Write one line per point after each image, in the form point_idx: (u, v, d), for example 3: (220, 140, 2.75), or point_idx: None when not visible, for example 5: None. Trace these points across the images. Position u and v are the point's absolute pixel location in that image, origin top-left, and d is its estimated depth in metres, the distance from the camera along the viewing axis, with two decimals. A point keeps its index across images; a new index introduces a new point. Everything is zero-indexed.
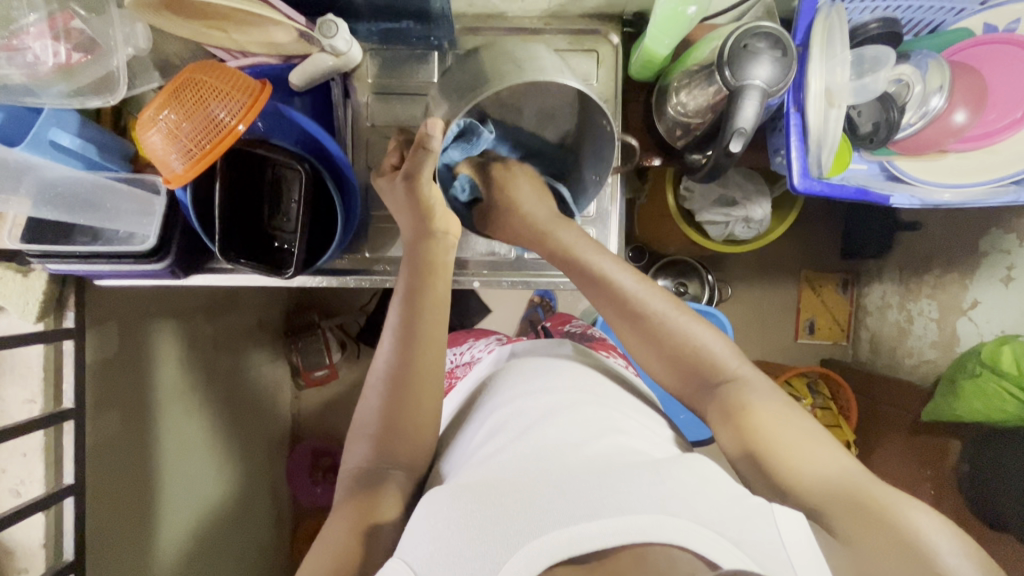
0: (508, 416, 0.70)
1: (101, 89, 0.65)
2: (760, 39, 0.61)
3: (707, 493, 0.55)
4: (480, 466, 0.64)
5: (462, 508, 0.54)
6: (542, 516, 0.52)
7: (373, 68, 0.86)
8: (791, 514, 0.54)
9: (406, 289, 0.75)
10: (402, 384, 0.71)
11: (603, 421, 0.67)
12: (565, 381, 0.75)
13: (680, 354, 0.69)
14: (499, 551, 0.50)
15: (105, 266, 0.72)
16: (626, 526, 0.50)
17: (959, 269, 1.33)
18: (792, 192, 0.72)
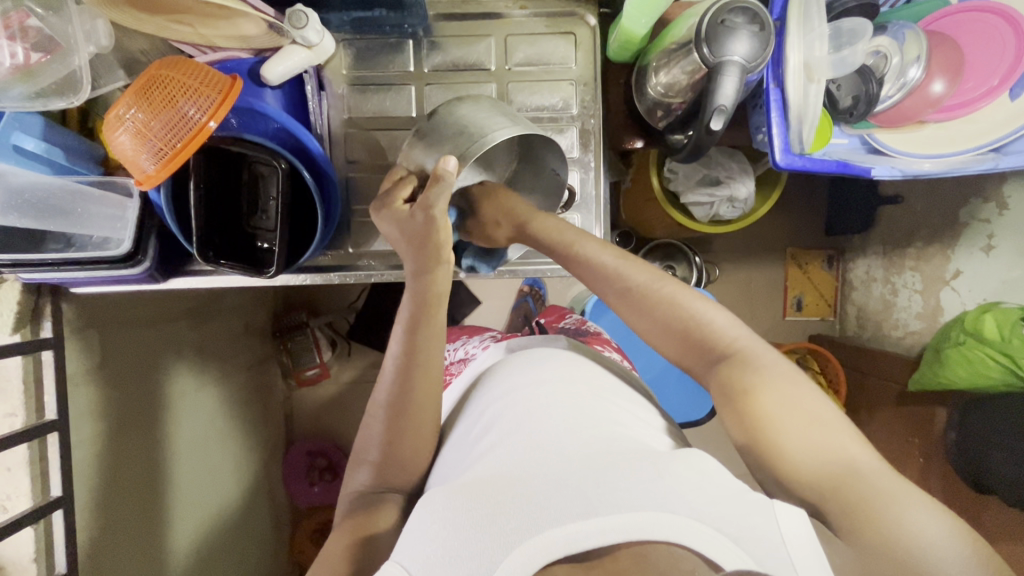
0: (504, 412, 0.69)
1: (64, 90, 0.62)
2: (737, 15, 0.60)
3: (707, 488, 0.55)
4: (475, 464, 0.63)
5: (457, 509, 0.54)
6: (541, 512, 0.52)
7: (347, 59, 0.84)
8: (792, 510, 0.54)
9: (406, 321, 0.71)
10: (401, 400, 0.70)
11: (600, 417, 0.67)
12: (559, 377, 0.74)
13: (678, 328, 0.69)
14: (495, 550, 0.50)
15: (80, 273, 0.70)
16: (622, 525, 0.50)
17: (941, 240, 1.34)
18: (774, 169, 0.71)
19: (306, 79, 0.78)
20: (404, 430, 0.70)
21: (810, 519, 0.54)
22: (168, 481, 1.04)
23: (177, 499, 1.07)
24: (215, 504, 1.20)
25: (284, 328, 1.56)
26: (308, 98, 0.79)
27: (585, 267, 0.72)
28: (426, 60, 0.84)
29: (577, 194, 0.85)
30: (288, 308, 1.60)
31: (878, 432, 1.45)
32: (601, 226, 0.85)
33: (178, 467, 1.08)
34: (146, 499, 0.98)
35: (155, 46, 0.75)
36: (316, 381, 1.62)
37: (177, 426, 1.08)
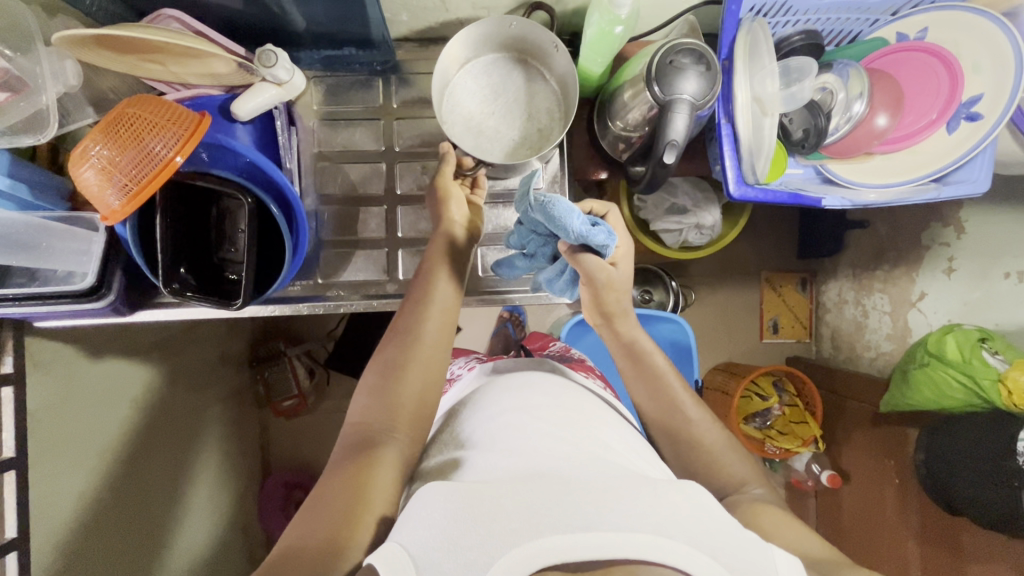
0: (501, 426, 0.69)
1: (31, 126, 0.63)
2: (686, 55, 0.63)
3: (705, 518, 0.54)
4: (470, 473, 0.62)
5: (455, 510, 0.53)
6: (541, 519, 0.51)
7: (318, 95, 0.86)
8: (790, 560, 0.54)
9: (401, 319, 0.72)
10: (397, 363, 0.69)
11: (594, 444, 0.66)
12: (555, 401, 0.74)
13: (693, 448, 0.77)
14: (494, 545, 0.49)
15: (42, 308, 0.69)
16: (617, 542, 0.49)
17: (906, 263, 1.39)
18: (729, 199, 0.74)
19: (275, 115, 0.80)
20: (404, 396, 0.68)
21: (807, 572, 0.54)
22: (141, 517, 1.01)
23: (151, 537, 1.03)
24: (188, 542, 1.15)
25: (260, 357, 1.56)
26: (277, 134, 0.79)
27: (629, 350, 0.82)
28: (396, 94, 0.86)
29: None
30: (267, 337, 1.60)
31: (857, 453, 1.46)
32: None
33: (149, 502, 1.04)
34: (117, 535, 0.94)
35: (125, 82, 0.77)
36: (292, 412, 1.60)
37: (151, 459, 1.05)
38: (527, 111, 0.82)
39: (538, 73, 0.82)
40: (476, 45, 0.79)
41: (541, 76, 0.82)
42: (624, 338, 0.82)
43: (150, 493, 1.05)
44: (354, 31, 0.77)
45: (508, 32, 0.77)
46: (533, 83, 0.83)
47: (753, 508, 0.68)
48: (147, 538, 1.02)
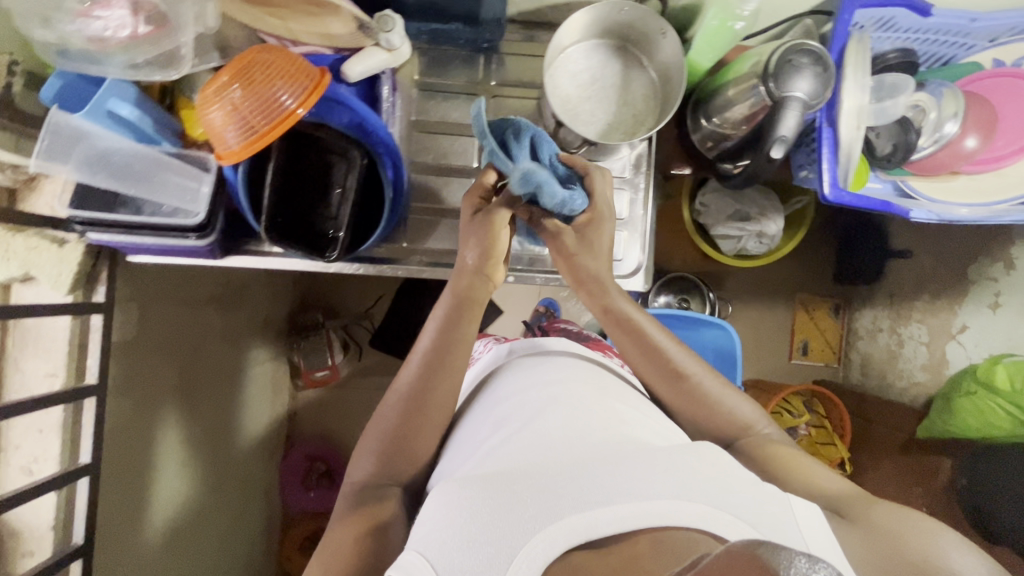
0: (515, 411, 0.71)
1: (166, 63, 0.65)
2: (804, 55, 0.65)
3: (721, 487, 0.56)
4: (488, 461, 0.64)
5: (473, 503, 0.53)
6: (558, 504, 0.53)
7: (419, 66, 0.88)
8: (806, 504, 0.56)
9: (445, 317, 0.75)
10: (414, 403, 0.72)
11: (600, 421, 0.67)
12: (563, 382, 0.75)
13: (701, 409, 0.76)
14: (514, 537, 0.50)
15: (153, 239, 0.72)
16: (633, 515, 0.51)
17: (949, 295, 1.40)
18: (822, 202, 0.74)
19: (382, 80, 0.82)
20: (426, 417, 0.72)
21: (821, 512, 0.56)
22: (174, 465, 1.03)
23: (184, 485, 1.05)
24: (210, 495, 1.16)
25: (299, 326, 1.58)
26: (383, 98, 0.82)
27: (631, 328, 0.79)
28: (494, 74, 0.89)
29: (624, 214, 0.89)
30: (305, 308, 1.63)
31: (882, 479, 1.43)
32: (648, 242, 0.89)
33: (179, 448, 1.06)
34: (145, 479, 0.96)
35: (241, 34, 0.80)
36: (325, 383, 1.61)
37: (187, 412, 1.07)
38: (620, 99, 0.86)
39: (637, 61, 0.85)
40: (584, 28, 0.82)
41: (640, 64, 0.85)
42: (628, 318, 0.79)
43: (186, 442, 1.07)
44: (464, 5, 0.80)
45: (619, 19, 0.80)
46: (630, 71, 0.86)
47: (761, 451, 0.71)
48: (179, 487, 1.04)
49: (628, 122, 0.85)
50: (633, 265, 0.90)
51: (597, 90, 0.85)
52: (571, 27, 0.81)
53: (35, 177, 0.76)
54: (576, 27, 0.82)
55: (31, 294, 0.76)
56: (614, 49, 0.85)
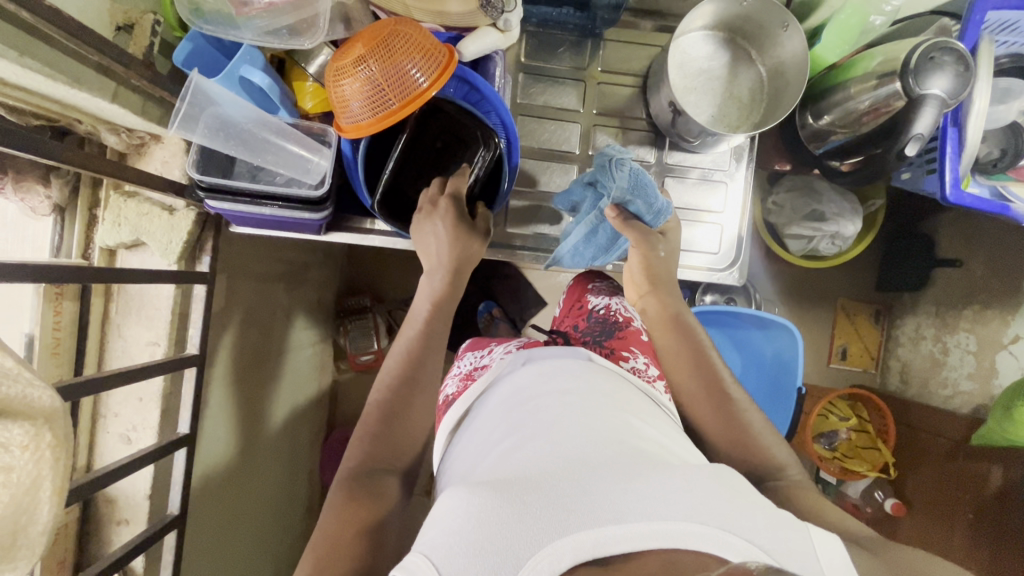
0: (527, 407, 0.62)
1: (302, 30, 0.65)
2: (946, 54, 0.65)
3: (744, 505, 0.47)
4: (491, 463, 0.55)
5: (478, 503, 0.46)
6: (566, 513, 0.45)
7: (526, 49, 0.88)
8: (829, 539, 0.47)
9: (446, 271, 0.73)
10: (404, 393, 0.68)
11: (619, 425, 0.58)
12: (578, 380, 0.66)
13: (738, 439, 0.68)
14: (519, 547, 0.43)
15: (273, 210, 0.71)
16: (651, 531, 0.43)
17: (1000, 306, 1.28)
18: (941, 203, 0.75)
19: (494, 60, 0.81)
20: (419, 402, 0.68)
21: (844, 547, 0.47)
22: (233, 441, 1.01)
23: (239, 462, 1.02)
24: (263, 475, 1.14)
25: (346, 309, 1.55)
26: (495, 78, 0.82)
27: (670, 321, 0.77)
28: (601, 60, 0.88)
29: (720, 208, 0.89)
30: (352, 291, 1.60)
31: (924, 484, 1.41)
32: (744, 238, 0.89)
33: (242, 426, 1.04)
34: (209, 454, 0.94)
35: None
36: (370, 367, 1.58)
37: (245, 391, 1.04)
38: (725, 92, 0.84)
39: (747, 53, 0.84)
40: (701, 16, 0.81)
41: (750, 56, 0.84)
42: (681, 319, 0.77)
43: (245, 418, 1.05)
44: None
45: (738, 10, 0.79)
46: (739, 63, 0.84)
47: (798, 496, 0.63)
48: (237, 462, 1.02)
49: (735, 115, 0.84)
50: (727, 258, 0.89)
51: (704, 80, 0.84)
52: (692, 12, 0.79)
53: (146, 142, 0.74)
54: (697, 12, 0.80)
55: (137, 261, 0.75)
56: (725, 40, 0.84)
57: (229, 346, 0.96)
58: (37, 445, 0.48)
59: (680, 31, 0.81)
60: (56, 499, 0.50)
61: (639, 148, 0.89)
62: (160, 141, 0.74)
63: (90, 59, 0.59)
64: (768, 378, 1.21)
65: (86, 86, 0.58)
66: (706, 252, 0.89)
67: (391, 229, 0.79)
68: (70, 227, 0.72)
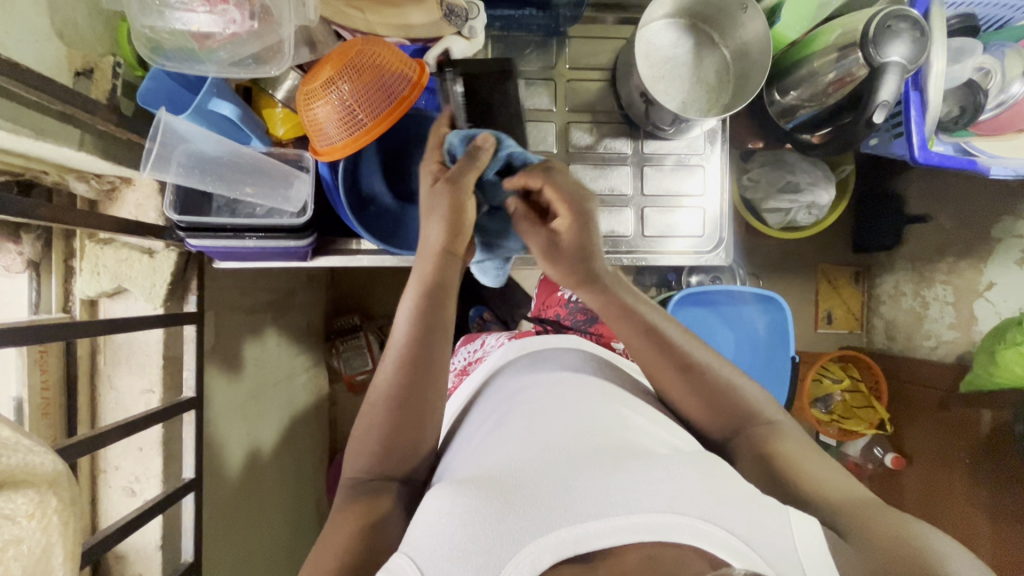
0: (516, 406, 0.62)
1: (268, 58, 0.63)
2: (901, 21, 0.67)
3: (723, 490, 0.48)
4: (477, 461, 0.56)
5: (462, 503, 0.46)
6: (550, 508, 0.45)
7: (491, 54, 0.88)
8: (806, 521, 0.46)
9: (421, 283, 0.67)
10: (414, 395, 0.63)
11: (603, 413, 0.58)
12: (566, 376, 0.66)
13: (717, 393, 0.65)
14: (501, 546, 0.43)
15: (257, 242, 0.70)
16: (631, 524, 0.44)
17: (973, 255, 1.33)
18: (911, 164, 0.77)
19: None
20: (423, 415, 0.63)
21: (821, 526, 0.47)
22: (237, 476, 0.99)
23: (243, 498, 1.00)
24: (269, 509, 1.12)
25: (336, 331, 1.53)
26: None
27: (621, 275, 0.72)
28: (567, 56, 0.89)
29: (700, 191, 0.90)
30: (340, 312, 1.58)
31: (922, 436, 1.43)
32: (727, 218, 0.90)
33: (243, 462, 1.02)
34: (212, 495, 0.91)
35: None
36: (366, 386, 1.56)
37: (245, 424, 1.02)
38: (693, 78, 0.85)
39: (709, 36, 0.85)
40: (662, 5, 0.82)
41: (712, 39, 0.85)
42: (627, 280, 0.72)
43: (245, 452, 1.02)
44: None
45: None
46: (703, 47, 0.86)
47: (770, 442, 0.61)
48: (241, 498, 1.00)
49: (705, 98, 0.85)
50: (712, 239, 0.90)
51: (671, 66, 0.85)
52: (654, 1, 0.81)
53: (117, 186, 0.72)
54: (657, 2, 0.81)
55: (121, 308, 0.73)
56: (686, 26, 0.86)
57: (223, 383, 0.94)
58: (43, 512, 0.46)
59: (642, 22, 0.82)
60: (69, 564, 0.49)
61: (616, 139, 0.89)
62: (131, 184, 0.72)
63: (52, 109, 0.57)
64: (763, 351, 1.22)
65: (50, 137, 0.56)
66: (691, 235, 0.90)
67: (379, 246, 0.78)
68: (47, 281, 0.70)
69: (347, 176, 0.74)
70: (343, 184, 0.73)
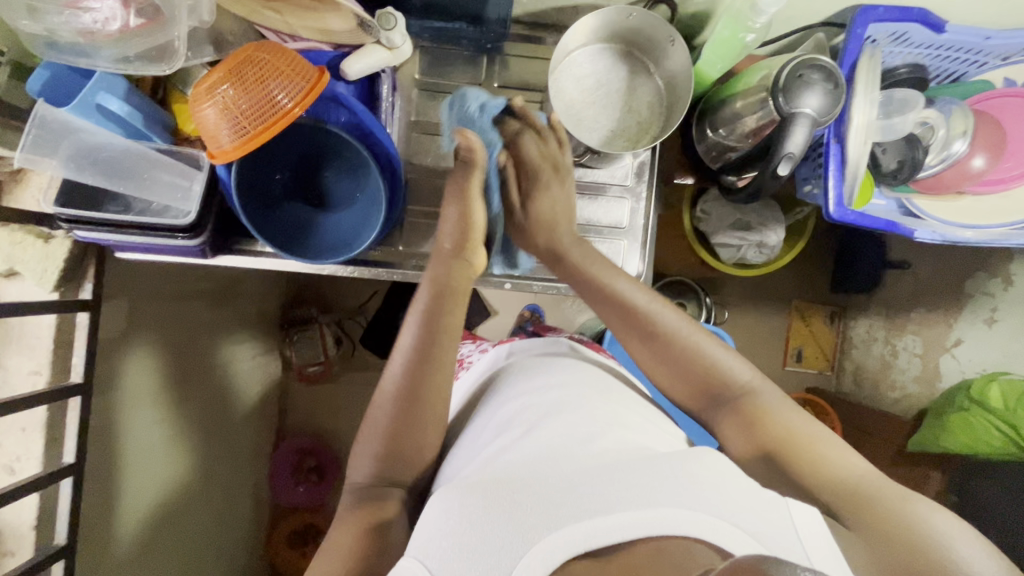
0: (518, 407, 0.64)
1: (158, 58, 0.63)
2: (815, 71, 0.64)
3: (723, 489, 0.51)
4: (485, 463, 0.58)
5: (470, 507, 0.49)
6: (560, 510, 0.48)
7: (421, 65, 0.87)
8: (805, 508, 0.51)
9: (422, 310, 0.65)
10: (417, 397, 0.63)
11: (608, 414, 0.61)
12: (565, 374, 0.68)
13: (695, 369, 0.65)
14: (516, 546, 0.46)
15: (139, 238, 0.70)
16: (638, 521, 0.47)
17: (942, 306, 1.26)
18: (826, 220, 0.73)
19: (382, 79, 0.80)
20: (430, 410, 0.63)
21: (821, 516, 0.51)
22: (153, 456, 1.00)
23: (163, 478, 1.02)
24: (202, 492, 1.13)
25: (290, 320, 1.53)
26: (382, 96, 0.80)
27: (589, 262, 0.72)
28: (498, 76, 0.87)
29: (625, 223, 0.88)
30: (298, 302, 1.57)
31: None
32: (645, 253, 0.88)
33: (164, 443, 1.03)
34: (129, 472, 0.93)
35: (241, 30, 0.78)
36: (318, 378, 1.56)
37: (167, 406, 1.03)
38: (624, 106, 0.82)
39: (642, 66, 0.82)
40: (589, 29, 0.79)
41: (645, 69, 0.82)
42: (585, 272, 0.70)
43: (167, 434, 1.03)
44: (467, 6, 0.78)
45: (628, 23, 0.77)
46: (636, 75, 0.82)
47: (760, 419, 0.61)
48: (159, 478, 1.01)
49: (633, 129, 0.82)
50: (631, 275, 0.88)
51: (600, 94, 0.82)
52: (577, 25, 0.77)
53: (21, 169, 0.73)
54: (580, 25, 0.77)
55: (15, 290, 0.74)
56: (619, 53, 0.82)
57: (136, 368, 0.94)
58: None
59: (561, 49, 0.80)
60: None
61: None
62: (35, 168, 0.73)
63: None
64: None
65: None
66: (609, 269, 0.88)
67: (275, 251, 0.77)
68: None
69: (245, 179, 0.73)
70: (236, 186, 0.71)
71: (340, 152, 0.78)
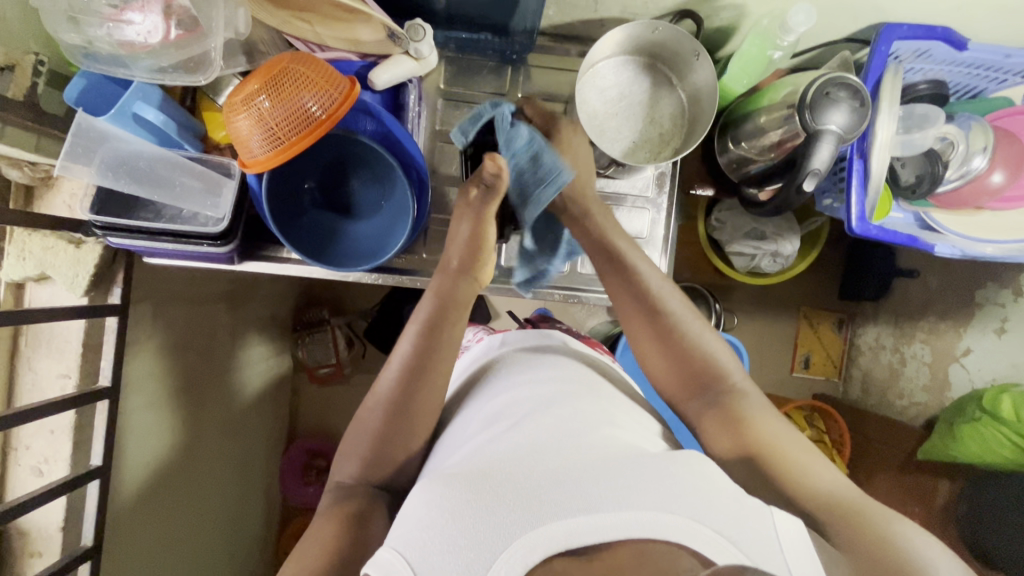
0: (505, 400, 0.62)
1: (193, 68, 0.64)
2: (842, 88, 0.65)
3: (709, 492, 0.49)
4: (467, 453, 0.56)
5: (451, 499, 0.48)
6: (540, 505, 0.46)
7: (446, 74, 0.88)
8: (790, 519, 0.49)
9: (423, 321, 0.66)
10: (409, 402, 0.63)
11: (595, 410, 0.60)
12: (555, 370, 0.67)
13: (697, 366, 0.64)
14: (494, 543, 0.44)
15: (171, 245, 0.71)
16: (621, 522, 0.46)
17: (954, 318, 1.23)
18: (847, 234, 0.74)
19: (408, 88, 0.81)
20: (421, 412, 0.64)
21: (805, 529, 0.49)
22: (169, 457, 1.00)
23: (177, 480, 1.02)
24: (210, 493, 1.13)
25: (303, 322, 1.54)
26: (409, 105, 0.81)
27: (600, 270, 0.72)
28: (521, 86, 0.88)
29: (646, 232, 0.89)
30: (311, 303, 1.57)
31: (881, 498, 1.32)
32: (665, 263, 0.89)
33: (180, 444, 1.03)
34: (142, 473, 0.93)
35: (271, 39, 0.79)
36: (327, 379, 1.58)
37: (183, 407, 1.03)
38: (646, 120, 0.83)
39: (666, 80, 0.83)
40: (614, 43, 0.80)
41: (669, 83, 0.84)
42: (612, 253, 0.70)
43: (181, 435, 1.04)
44: (493, 17, 0.79)
45: (653, 37, 0.78)
46: (659, 88, 0.84)
47: (746, 423, 0.60)
48: (175, 479, 1.02)
49: (657, 142, 0.83)
50: None
51: (625, 108, 0.83)
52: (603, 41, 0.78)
53: (53, 175, 0.73)
54: (606, 40, 0.78)
55: (46, 295, 0.75)
56: (644, 67, 0.83)
57: (156, 370, 0.95)
58: None
59: (587, 63, 0.80)
60: None
61: None
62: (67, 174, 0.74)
63: None
64: None
65: None
66: None
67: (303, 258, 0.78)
68: None
69: (275, 188, 0.74)
70: (266, 194, 0.72)
71: (368, 160, 0.79)
